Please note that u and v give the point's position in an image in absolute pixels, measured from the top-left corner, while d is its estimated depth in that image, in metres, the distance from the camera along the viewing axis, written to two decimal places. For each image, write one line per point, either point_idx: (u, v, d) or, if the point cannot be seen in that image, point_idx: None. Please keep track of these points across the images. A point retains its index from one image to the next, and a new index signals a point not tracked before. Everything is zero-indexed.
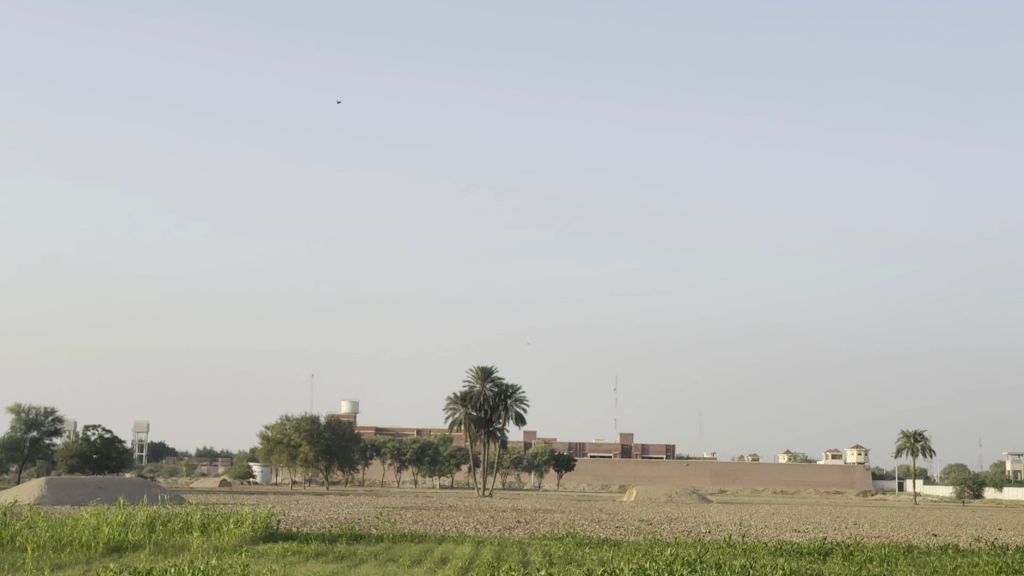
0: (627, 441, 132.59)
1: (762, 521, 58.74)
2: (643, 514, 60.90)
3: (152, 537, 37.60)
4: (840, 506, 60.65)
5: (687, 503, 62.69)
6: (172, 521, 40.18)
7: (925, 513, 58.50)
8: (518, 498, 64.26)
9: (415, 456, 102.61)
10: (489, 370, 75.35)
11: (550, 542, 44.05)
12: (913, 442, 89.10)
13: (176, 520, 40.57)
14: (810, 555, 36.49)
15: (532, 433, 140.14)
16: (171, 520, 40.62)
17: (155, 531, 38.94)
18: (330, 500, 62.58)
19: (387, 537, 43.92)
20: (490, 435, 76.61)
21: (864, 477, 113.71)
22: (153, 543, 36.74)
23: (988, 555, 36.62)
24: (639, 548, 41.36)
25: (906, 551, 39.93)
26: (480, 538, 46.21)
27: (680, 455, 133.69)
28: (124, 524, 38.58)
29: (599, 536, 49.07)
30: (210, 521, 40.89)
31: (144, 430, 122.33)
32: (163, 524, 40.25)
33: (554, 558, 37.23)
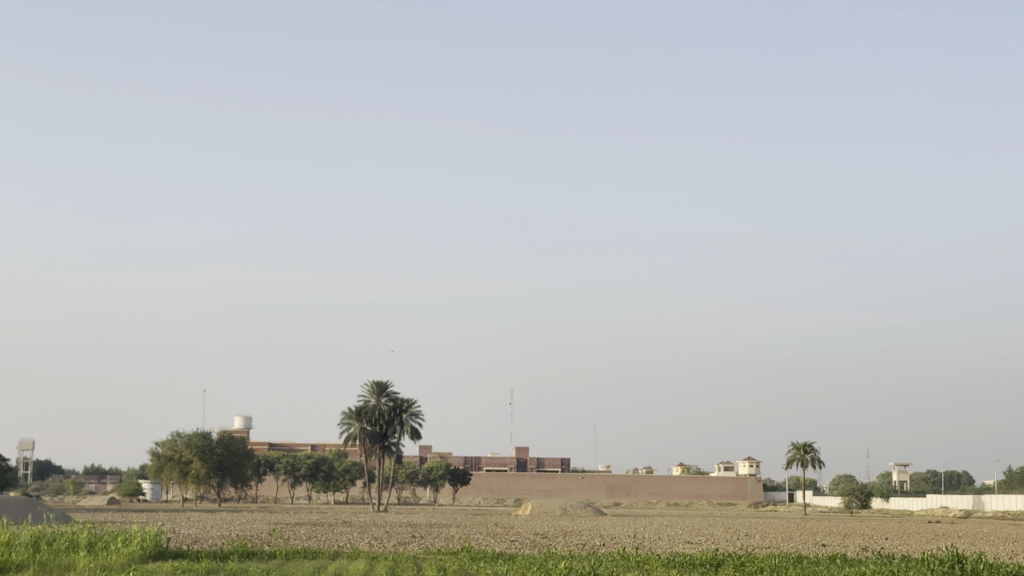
0: (523, 454, 133.21)
1: (656, 533, 59.26)
2: (538, 527, 60.93)
3: (37, 556, 32.51)
4: (730, 517, 61.70)
5: (581, 516, 63.06)
6: (56, 540, 34.85)
7: (814, 523, 59.83)
8: (413, 512, 64.01)
9: (310, 471, 102.04)
10: (385, 384, 75.13)
11: (448, 555, 40.25)
12: (803, 453, 91.17)
13: (60, 538, 35.24)
14: (715, 556, 35.89)
15: (428, 447, 140.07)
16: (55, 539, 35.28)
17: (38, 550, 33.65)
18: (223, 517, 61.53)
19: (281, 554, 39.47)
20: (385, 450, 76.21)
21: (756, 487, 116.05)
22: (38, 563, 31.80)
23: (882, 561, 31.41)
24: (535, 560, 37.46)
25: (797, 561, 34.58)
26: (374, 553, 42.73)
27: (575, 467, 134.77)
28: (3, 544, 33.36)
29: (490, 549, 47.53)
30: (97, 539, 35.68)
31: (28, 447, 118.99)
32: (47, 543, 34.87)
33: (452, 572, 33.11)
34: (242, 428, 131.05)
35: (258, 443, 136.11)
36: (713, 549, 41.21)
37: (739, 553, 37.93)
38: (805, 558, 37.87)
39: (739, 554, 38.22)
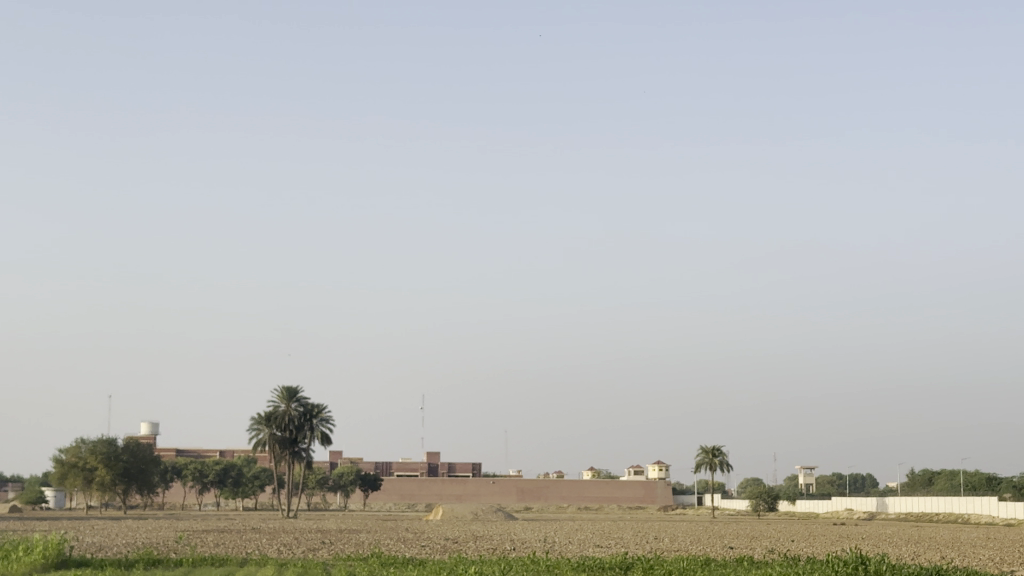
0: (434, 459, 133.03)
1: (566, 537, 59.44)
2: (450, 532, 60.87)
3: None
4: (640, 521, 62.17)
5: (492, 521, 63.09)
6: None
7: (723, 526, 60.52)
8: (323, 518, 63.54)
9: (218, 478, 100.89)
10: (295, 390, 74.56)
11: (357, 561, 39.95)
12: (711, 456, 92.19)
13: None
14: (624, 559, 36.09)
15: (338, 454, 139.24)
16: None
17: None
18: (128, 525, 60.56)
19: (188, 561, 38.98)
20: (295, 456, 75.60)
21: (665, 491, 117.18)
22: None
23: (789, 563, 31.80)
24: (445, 565, 37.34)
25: (704, 564, 34.89)
26: (282, 559, 42.31)
27: (486, 473, 134.95)
28: None
29: (401, 554, 47.31)
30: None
31: None
32: None
33: None
34: (149, 436, 129.14)
35: (165, 450, 134.22)
36: (623, 553, 41.43)
37: (649, 556, 38.13)
38: (713, 560, 38.28)
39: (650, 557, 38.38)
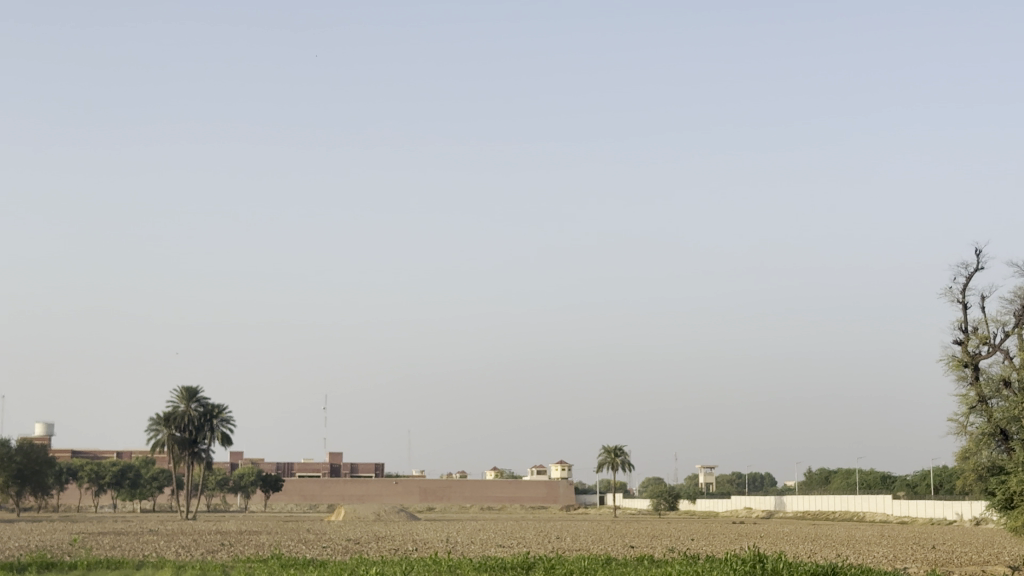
0: (337, 459, 132.24)
1: (468, 537, 59.45)
2: (351, 533, 60.52)
3: None
4: (543, 521, 62.23)
5: (395, 521, 62.87)
6: None
7: (624, 526, 60.87)
8: (222, 519, 62.78)
9: (115, 479, 99.25)
10: (195, 390, 73.62)
11: (256, 563, 39.52)
12: (613, 456, 92.76)
13: None
14: (526, 560, 36.12)
15: (239, 455, 137.77)
16: None
17: None
18: (22, 527, 59.35)
19: (81, 565, 38.24)
20: (195, 457, 74.62)
21: (568, 490, 117.85)
22: None
23: (686, 562, 32.05)
24: (347, 566, 37.13)
25: (605, 564, 35.12)
26: (180, 561, 41.77)
27: (389, 473, 134.47)
28: None
29: (301, 555, 46.88)
30: None
31: None
32: None
33: None
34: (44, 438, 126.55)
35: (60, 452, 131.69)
36: (526, 554, 41.53)
37: (550, 557, 38.26)
38: (615, 560, 38.51)
39: (551, 557, 38.52)
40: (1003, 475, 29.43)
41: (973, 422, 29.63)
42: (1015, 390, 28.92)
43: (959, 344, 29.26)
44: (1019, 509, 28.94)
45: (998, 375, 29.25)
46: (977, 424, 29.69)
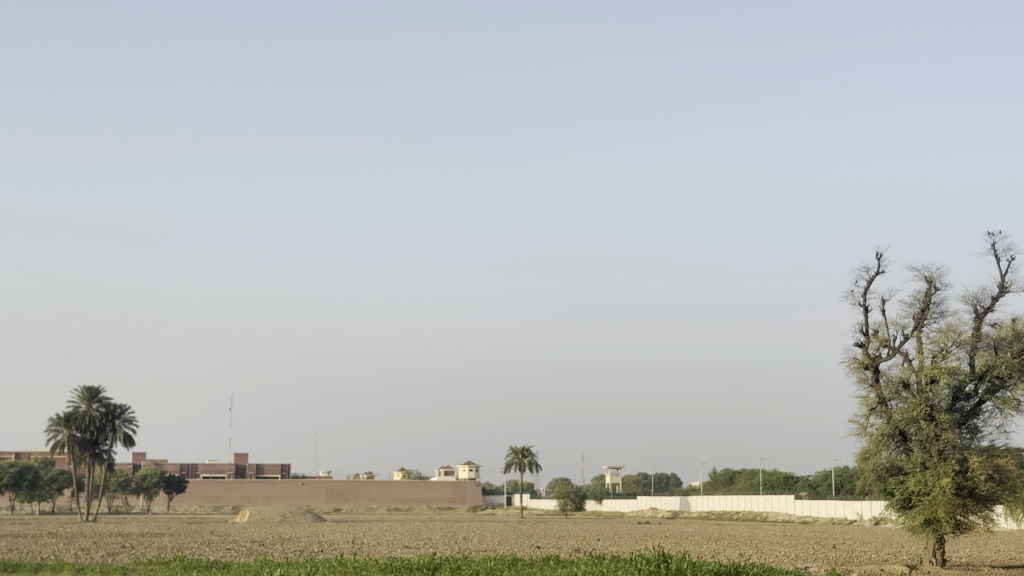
0: (242, 460, 130.81)
1: (374, 538, 59.17)
2: (256, 534, 59.85)
3: None
4: (450, 522, 62.11)
5: (300, 522, 62.33)
6: None
7: (531, 526, 61.00)
8: (124, 521, 61.73)
9: (13, 481, 97.12)
10: (96, 390, 72.33)
11: (157, 566, 38.87)
12: (521, 457, 93.00)
13: None
14: (432, 561, 36.00)
15: (141, 456, 135.64)
16: None
17: None
18: None
19: None
20: (96, 457, 73.30)
21: (475, 491, 118.04)
22: None
23: (591, 562, 32.14)
24: (251, 569, 36.65)
25: (512, 564, 35.15)
26: (79, 565, 40.96)
27: (295, 474, 133.37)
28: None
29: (204, 558, 46.28)
30: None
31: None
32: None
33: None
34: None
35: None
36: (433, 555, 41.41)
37: (456, 558, 38.24)
38: (521, 560, 38.57)
39: (457, 558, 38.50)
40: (902, 475, 30.08)
41: (872, 423, 30.08)
42: (914, 392, 29.46)
43: (859, 346, 29.68)
44: (918, 508, 29.53)
45: (897, 376, 29.73)
46: (876, 424, 30.17)
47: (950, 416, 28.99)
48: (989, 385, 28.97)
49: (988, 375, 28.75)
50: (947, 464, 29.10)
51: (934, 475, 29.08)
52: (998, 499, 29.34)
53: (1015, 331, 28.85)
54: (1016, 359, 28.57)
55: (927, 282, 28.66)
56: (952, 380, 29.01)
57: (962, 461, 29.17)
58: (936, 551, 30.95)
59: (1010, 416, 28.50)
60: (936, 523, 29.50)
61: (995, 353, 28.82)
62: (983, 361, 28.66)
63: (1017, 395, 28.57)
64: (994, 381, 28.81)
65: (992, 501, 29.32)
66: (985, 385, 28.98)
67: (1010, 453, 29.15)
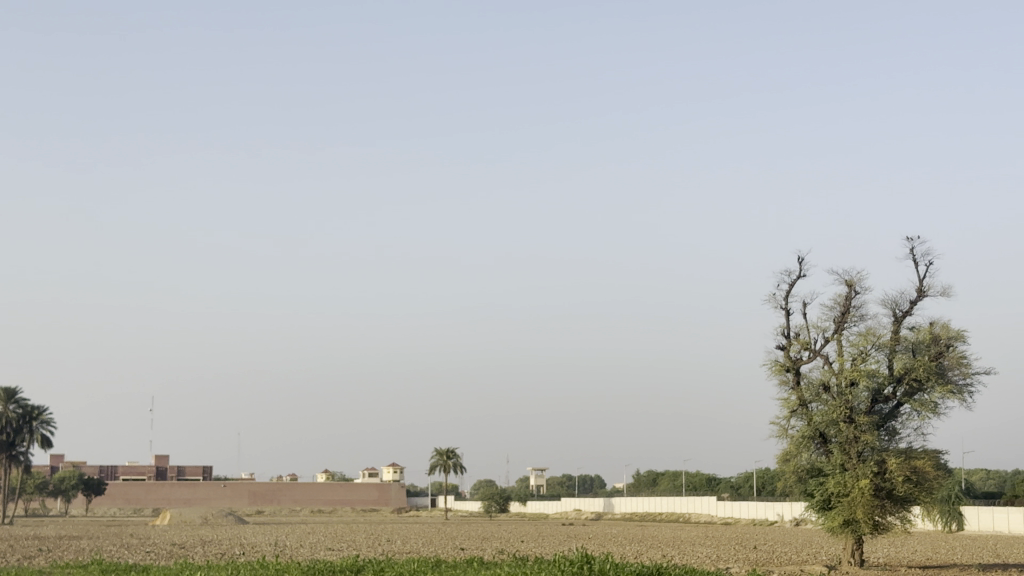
0: (163, 463, 129.20)
1: (297, 540, 58.79)
2: (176, 537, 59.18)
3: None
4: (374, 524, 61.89)
5: (222, 525, 61.72)
6: None
7: (455, 528, 60.91)
8: (41, 524, 60.69)
9: None
10: (13, 391, 71.11)
11: (75, 570, 38.28)
12: (445, 458, 92.85)
13: None
14: (356, 563, 35.84)
15: (60, 458, 133.40)
16: None
17: None
18: None
19: None
20: (13, 459, 72.03)
21: (399, 492, 117.74)
22: None
23: (515, 563, 32.18)
24: (172, 571, 36.23)
25: (437, 566, 35.09)
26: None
27: (218, 476, 132.03)
28: None
29: (123, 561, 45.73)
30: None
31: None
32: None
33: None
34: None
35: None
36: (356, 557, 41.23)
37: (379, 560, 38.11)
38: (445, 562, 38.53)
39: (380, 560, 38.37)
40: (822, 477, 30.42)
41: (794, 425, 30.41)
42: (834, 395, 29.81)
43: (781, 349, 29.99)
44: (837, 509, 29.85)
45: (817, 378, 30.09)
46: (797, 427, 30.50)
47: (868, 418, 29.39)
48: (907, 388, 29.39)
49: (906, 378, 29.18)
50: (866, 466, 29.50)
51: (852, 477, 29.49)
52: (915, 500, 29.79)
53: (933, 334, 29.31)
54: (934, 362, 29.03)
55: (847, 285, 29.06)
56: (871, 383, 29.41)
57: (881, 463, 29.59)
58: (854, 551, 31.35)
59: (927, 418, 28.95)
60: (855, 524, 29.87)
61: (913, 356, 29.28)
62: (901, 364, 29.09)
63: (935, 397, 29.04)
64: (912, 384, 29.25)
65: (909, 501, 29.75)
66: (903, 387, 29.41)
67: (927, 455, 29.60)
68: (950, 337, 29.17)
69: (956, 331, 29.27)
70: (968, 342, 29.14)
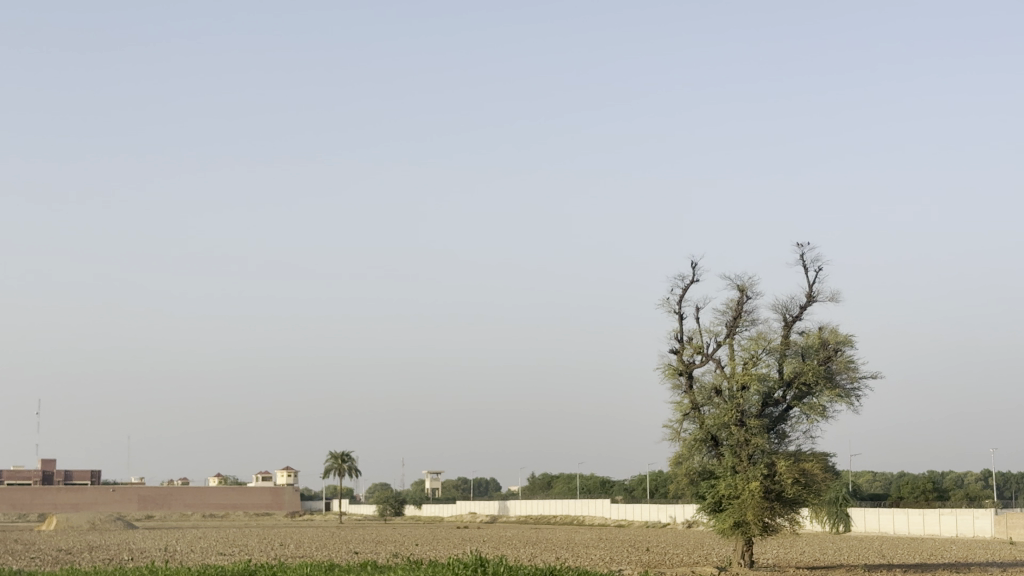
0: (50, 467, 126.41)
1: (188, 545, 57.94)
2: (63, 543, 57.94)
3: None
4: (267, 528, 61.23)
5: (111, 530, 60.58)
6: None
7: (349, 532, 60.52)
8: None
9: None
10: None
11: None
12: (340, 462, 92.24)
13: None
14: (247, 567, 35.50)
15: None
16: None
17: None
18: None
19: None
20: None
21: (293, 496, 116.77)
22: None
23: (407, 567, 32.13)
24: None
25: (330, 570, 34.90)
26: None
27: (106, 480, 129.61)
28: None
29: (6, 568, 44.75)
30: None
31: None
32: None
33: None
34: None
35: None
36: (246, 563, 40.83)
37: (270, 565, 37.80)
38: (336, 567, 38.37)
39: (271, 565, 38.05)
40: (713, 480, 30.76)
41: (686, 428, 30.74)
42: (725, 398, 30.21)
43: (674, 352, 30.30)
44: (727, 511, 30.20)
45: (709, 382, 30.44)
46: (689, 430, 30.83)
47: (759, 421, 29.83)
48: (796, 392, 29.89)
49: (795, 382, 29.68)
50: (756, 468, 29.95)
51: (743, 479, 29.90)
52: (803, 502, 30.30)
53: (822, 339, 29.87)
54: (822, 366, 29.58)
55: (739, 290, 29.47)
56: (762, 387, 29.87)
57: (770, 466, 30.06)
58: (744, 552, 31.79)
59: (816, 421, 29.48)
60: (744, 526, 30.25)
61: (802, 360, 29.78)
62: (791, 368, 29.57)
63: (823, 401, 29.57)
64: (801, 388, 29.76)
65: (797, 503, 30.26)
66: (793, 391, 29.90)
67: (815, 458, 30.12)
68: (838, 342, 29.75)
69: (844, 336, 29.85)
70: (855, 346, 29.75)
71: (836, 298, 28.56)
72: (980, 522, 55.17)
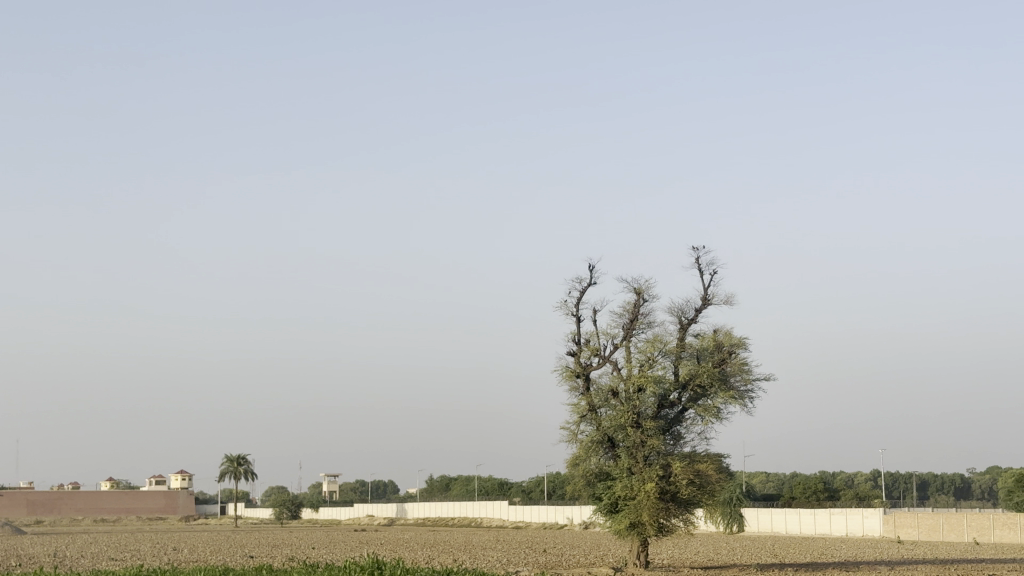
0: None
1: (78, 551, 56.82)
2: None
3: None
4: (160, 532, 60.31)
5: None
6: None
7: (244, 536, 59.86)
8: None
9: None
10: None
11: None
12: (236, 465, 91.21)
13: None
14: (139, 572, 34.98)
15: None
16: None
17: None
18: None
19: None
20: None
21: (188, 500, 115.28)
22: None
23: (304, 570, 31.90)
24: None
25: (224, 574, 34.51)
26: None
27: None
28: None
29: None
30: None
31: None
32: None
33: None
34: None
35: None
36: (137, 567, 40.23)
37: (162, 570, 37.23)
38: (229, 571, 37.93)
39: (163, 570, 37.48)
40: (610, 481, 30.98)
41: (583, 430, 30.94)
42: (622, 400, 30.46)
43: (572, 354, 30.49)
44: (623, 512, 30.44)
45: (606, 384, 30.68)
46: (586, 431, 31.03)
47: (654, 423, 30.14)
48: (691, 393, 30.26)
49: (690, 384, 30.04)
50: (651, 469, 30.26)
51: (639, 480, 30.18)
52: (697, 502, 30.68)
53: (717, 341, 30.29)
54: (717, 368, 29.99)
55: (635, 293, 29.75)
56: (657, 388, 30.21)
57: (666, 467, 30.40)
58: (640, 553, 32.08)
59: (711, 422, 29.87)
60: (640, 527, 30.51)
61: (697, 362, 30.15)
62: (686, 370, 29.92)
63: (717, 403, 29.98)
64: (696, 389, 30.13)
65: (692, 503, 30.65)
66: (688, 393, 30.25)
67: (709, 458, 30.52)
68: (732, 344, 30.19)
69: (738, 339, 30.30)
70: (748, 349, 30.22)
71: (730, 301, 28.98)
72: (869, 522, 56.36)
